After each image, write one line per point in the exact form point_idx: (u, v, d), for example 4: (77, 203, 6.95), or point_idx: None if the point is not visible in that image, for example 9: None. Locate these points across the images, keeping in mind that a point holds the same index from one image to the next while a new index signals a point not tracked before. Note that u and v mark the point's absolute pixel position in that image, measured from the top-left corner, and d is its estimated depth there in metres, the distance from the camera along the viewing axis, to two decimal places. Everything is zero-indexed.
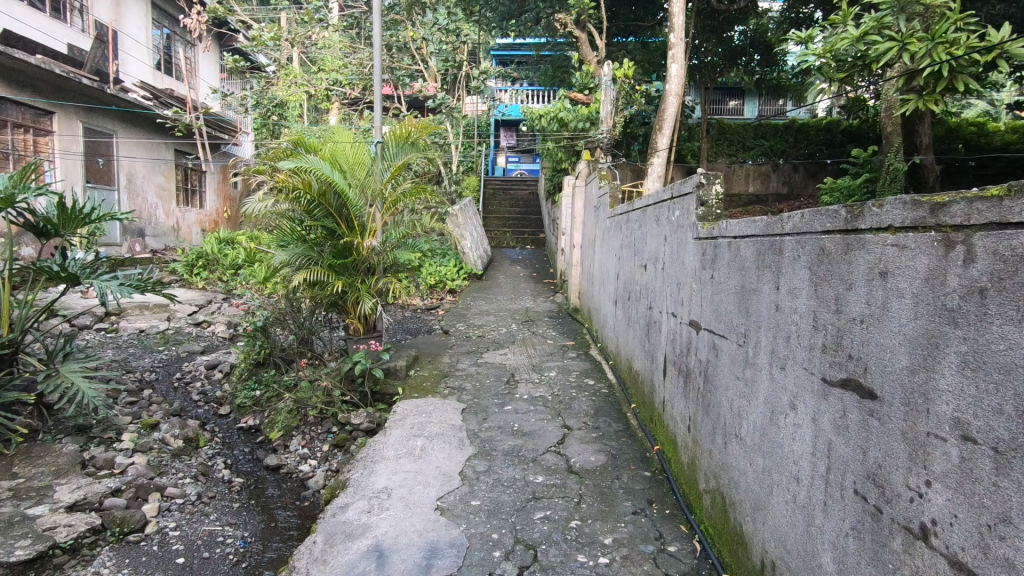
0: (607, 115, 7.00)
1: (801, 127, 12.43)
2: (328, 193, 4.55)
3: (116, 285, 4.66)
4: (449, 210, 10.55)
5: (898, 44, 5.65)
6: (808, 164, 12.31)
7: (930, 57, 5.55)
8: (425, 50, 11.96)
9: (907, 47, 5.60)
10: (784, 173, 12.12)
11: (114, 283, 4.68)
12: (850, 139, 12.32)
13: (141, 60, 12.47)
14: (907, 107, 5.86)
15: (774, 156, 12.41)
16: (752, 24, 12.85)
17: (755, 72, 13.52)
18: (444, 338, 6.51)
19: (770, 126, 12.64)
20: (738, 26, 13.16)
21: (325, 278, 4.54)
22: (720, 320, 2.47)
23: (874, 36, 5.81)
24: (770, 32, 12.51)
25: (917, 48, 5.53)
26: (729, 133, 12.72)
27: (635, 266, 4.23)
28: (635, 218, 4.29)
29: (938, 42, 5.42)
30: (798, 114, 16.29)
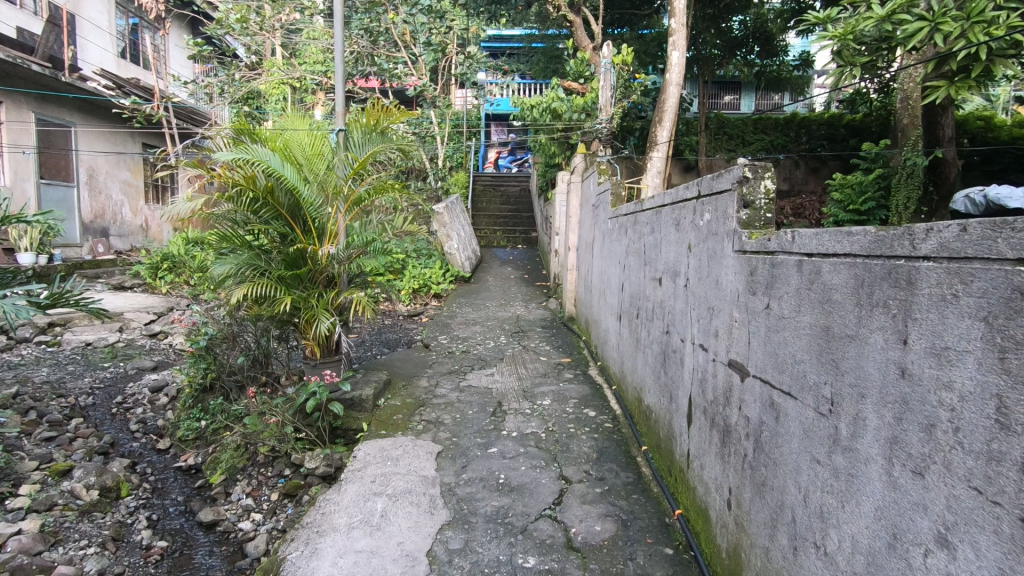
0: (608, 103, 6.25)
1: (803, 121, 11.80)
2: (275, 188, 3.81)
3: (9, 304, 3.82)
4: (434, 208, 9.82)
5: (930, 23, 4.79)
6: (810, 160, 11.65)
7: (965, 39, 4.71)
8: (407, 36, 11.12)
9: (939, 28, 4.74)
10: (785, 169, 11.40)
11: (7, 302, 3.83)
12: (853, 134, 11.57)
13: (103, 47, 11.61)
14: (937, 96, 5.05)
15: (774, 151, 11.69)
16: (752, 14, 12.15)
17: (754, 64, 12.89)
18: (424, 353, 5.77)
19: (771, 120, 12.00)
20: (737, 15, 12.41)
21: (274, 292, 3.81)
22: (782, 369, 1.76)
23: (902, 15, 5.01)
24: (770, 23, 11.88)
25: (951, 28, 4.67)
26: (728, 128, 12.06)
27: (646, 277, 3.53)
28: (645, 220, 3.59)
29: (975, 21, 4.59)
30: (797, 106, 15.62)
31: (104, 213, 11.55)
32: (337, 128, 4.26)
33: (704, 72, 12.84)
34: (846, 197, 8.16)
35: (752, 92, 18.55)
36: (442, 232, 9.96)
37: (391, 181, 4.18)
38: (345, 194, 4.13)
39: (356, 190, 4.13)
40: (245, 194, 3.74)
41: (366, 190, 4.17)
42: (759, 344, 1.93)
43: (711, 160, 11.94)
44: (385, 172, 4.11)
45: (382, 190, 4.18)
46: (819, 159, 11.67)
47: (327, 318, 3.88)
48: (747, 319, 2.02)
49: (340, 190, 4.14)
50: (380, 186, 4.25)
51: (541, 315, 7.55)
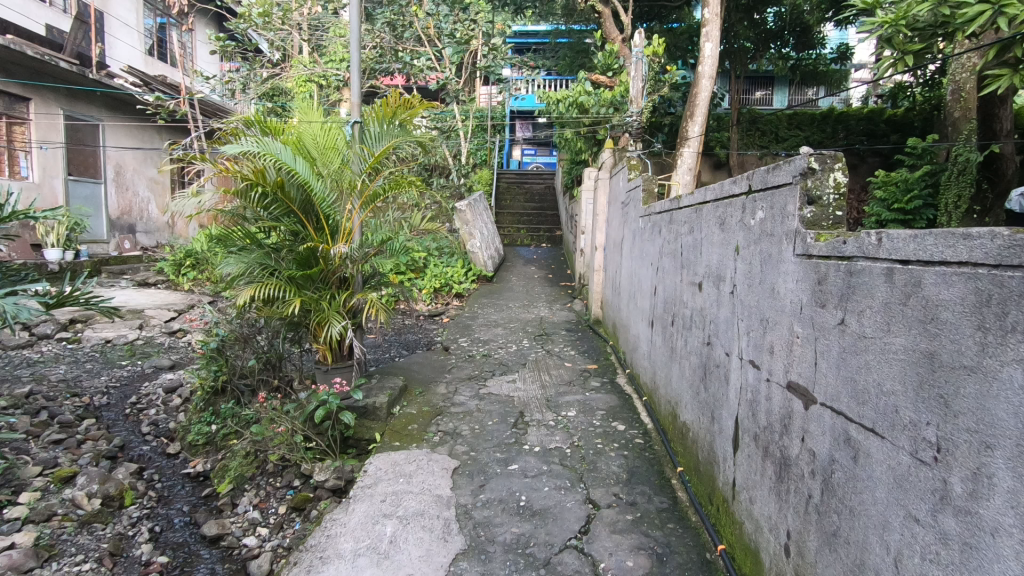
0: (640, 94, 5.89)
1: (840, 115, 11.25)
2: (285, 183, 3.61)
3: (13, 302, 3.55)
4: (457, 205, 9.60)
5: (993, 6, 4.20)
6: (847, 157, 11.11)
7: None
8: (431, 30, 10.89)
9: (1004, 11, 4.13)
10: None
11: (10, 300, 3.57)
12: (894, 129, 10.98)
13: (131, 44, 11.68)
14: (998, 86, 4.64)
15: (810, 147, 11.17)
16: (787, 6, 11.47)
17: (789, 57, 12.33)
18: (443, 357, 5.54)
19: (807, 115, 11.48)
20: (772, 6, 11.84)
21: (283, 293, 3.60)
22: (864, 399, 1.45)
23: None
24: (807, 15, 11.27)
25: (1017, 10, 4.04)
26: (761, 123, 11.58)
27: (682, 280, 3.22)
28: (682, 218, 3.28)
29: None
30: (834, 101, 15.00)
31: (131, 209, 11.63)
32: (352, 120, 4.03)
33: (736, 66, 12.33)
34: (891, 194, 7.53)
35: (786, 86, 17.88)
36: (464, 230, 9.73)
37: (409, 177, 3.92)
38: (360, 190, 3.88)
39: (372, 186, 3.87)
40: (255, 189, 3.54)
41: (382, 186, 3.91)
42: (829, 365, 1.63)
43: (743, 157, 11.46)
44: (402, 164, 3.85)
45: (399, 186, 3.92)
46: (859, 155, 11.11)
47: (338, 321, 3.63)
48: (813, 336, 1.72)
49: (355, 186, 3.90)
50: (397, 182, 3.98)
51: (566, 317, 7.26)
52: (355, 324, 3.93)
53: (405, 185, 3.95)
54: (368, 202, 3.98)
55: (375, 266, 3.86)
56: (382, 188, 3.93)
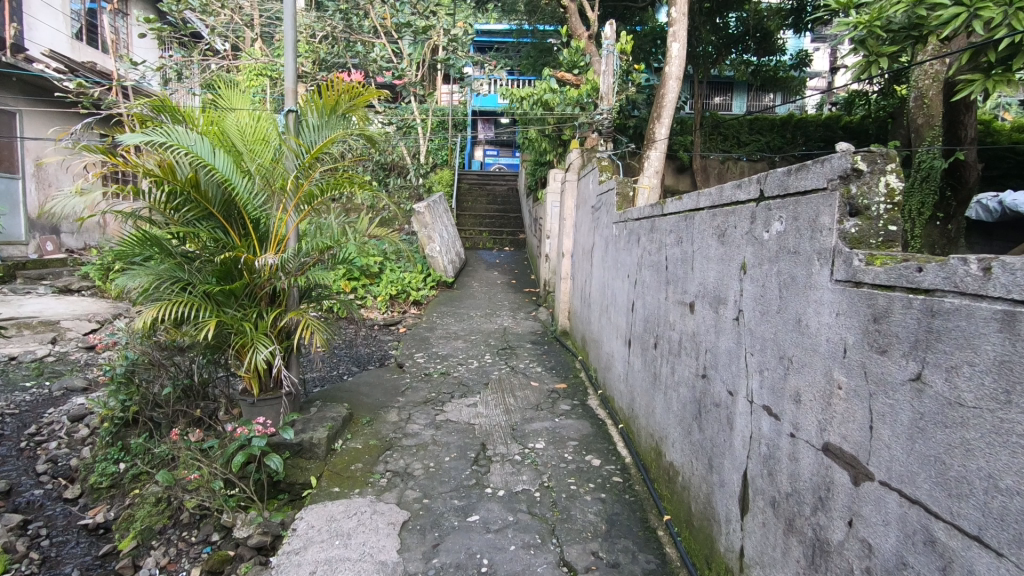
0: (611, 90, 5.48)
1: (799, 121, 11.21)
2: (200, 180, 3.02)
3: None
4: (415, 207, 9.05)
5: (968, 8, 3.85)
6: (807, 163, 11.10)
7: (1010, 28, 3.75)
8: (388, 20, 10.27)
9: (979, 15, 3.78)
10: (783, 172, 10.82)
11: None
12: (851, 136, 11.00)
13: (55, 27, 10.65)
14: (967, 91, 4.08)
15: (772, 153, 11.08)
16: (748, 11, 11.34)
17: (750, 63, 12.24)
18: (396, 376, 5.00)
19: (767, 120, 11.41)
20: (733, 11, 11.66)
21: (198, 312, 3.00)
22: (962, 492, 1.04)
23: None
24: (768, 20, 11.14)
25: (991, 14, 3.71)
26: (724, 127, 11.40)
27: (667, 297, 2.82)
28: (667, 226, 2.87)
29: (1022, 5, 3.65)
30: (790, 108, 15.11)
31: None
32: (285, 109, 3.45)
33: (699, 71, 12.16)
34: None
35: (745, 92, 17.99)
36: (423, 233, 9.17)
37: (350, 176, 3.36)
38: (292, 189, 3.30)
39: (307, 185, 3.31)
40: (162, 187, 2.94)
41: (318, 185, 3.35)
42: (895, 434, 1.21)
43: (706, 161, 11.24)
44: (344, 158, 3.28)
45: (339, 186, 3.36)
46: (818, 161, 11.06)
47: (265, 346, 3.02)
48: (868, 392, 1.30)
49: (285, 185, 3.31)
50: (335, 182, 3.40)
51: (531, 327, 6.81)
52: (286, 348, 3.34)
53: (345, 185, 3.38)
54: (305, 204, 3.41)
55: (310, 280, 3.28)
56: (319, 187, 3.36)
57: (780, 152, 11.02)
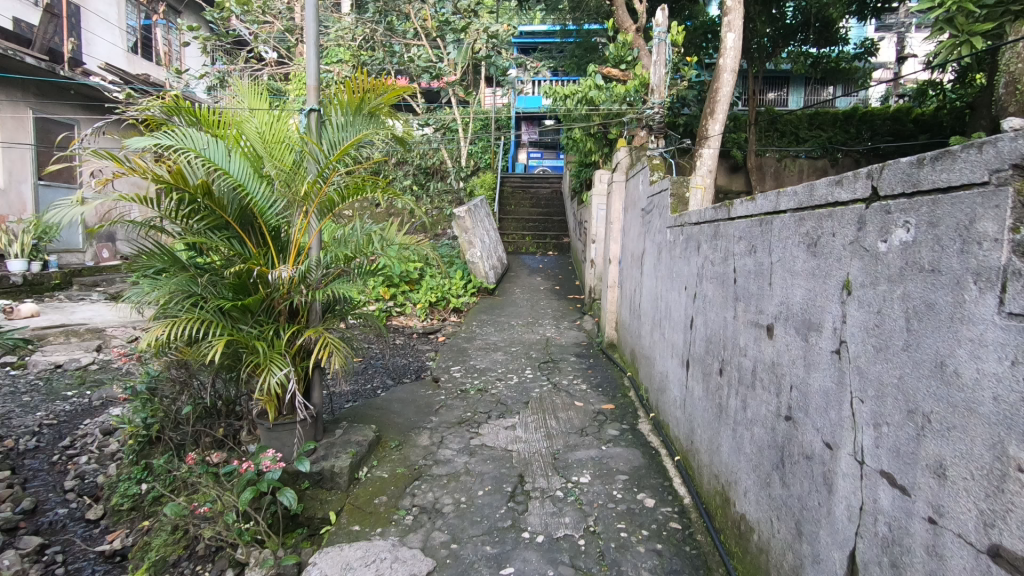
0: (663, 81, 5.01)
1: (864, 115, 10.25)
2: (213, 186, 2.79)
3: None
4: (455, 211, 8.79)
5: None
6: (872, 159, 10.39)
7: None
8: (429, 21, 10.07)
9: None
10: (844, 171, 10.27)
11: None
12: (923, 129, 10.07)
13: (111, 41, 10.98)
14: None
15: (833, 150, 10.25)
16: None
17: (810, 55, 11.39)
18: (431, 392, 4.70)
19: (830, 114, 10.40)
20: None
21: (210, 330, 2.76)
22: None
23: None
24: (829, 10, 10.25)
25: None
26: (781, 123, 10.60)
27: (735, 316, 2.40)
28: (736, 232, 2.43)
29: None
30: (854, 101, 14.14)
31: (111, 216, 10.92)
32: (306, 108, 3.21)
33: (754, 65, 11.46)
34: None
35: (802, 86, 16.97)
36: (463, 239, 8.89)
37: (373, 179, 3.08)
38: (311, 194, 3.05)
39: (327, 190, 3.04)
40: (171, 194, 2.72)
41: (340, 190, 3.08)
42: None
43: (762, 159, 10.59)
44: (367, 160, 3.00)
45: (362, 191, 3.07)
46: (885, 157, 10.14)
47: (280, 367, 2.76)
48: None
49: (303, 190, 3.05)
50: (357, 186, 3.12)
51: (575, 338, 6.41)
52: (306, 368, 3.07)
53: (369, 190, 3.10)
54: (326, 211, 3.15)
55: (331, 294, 3.01)
56: (341, 193, 3.09)
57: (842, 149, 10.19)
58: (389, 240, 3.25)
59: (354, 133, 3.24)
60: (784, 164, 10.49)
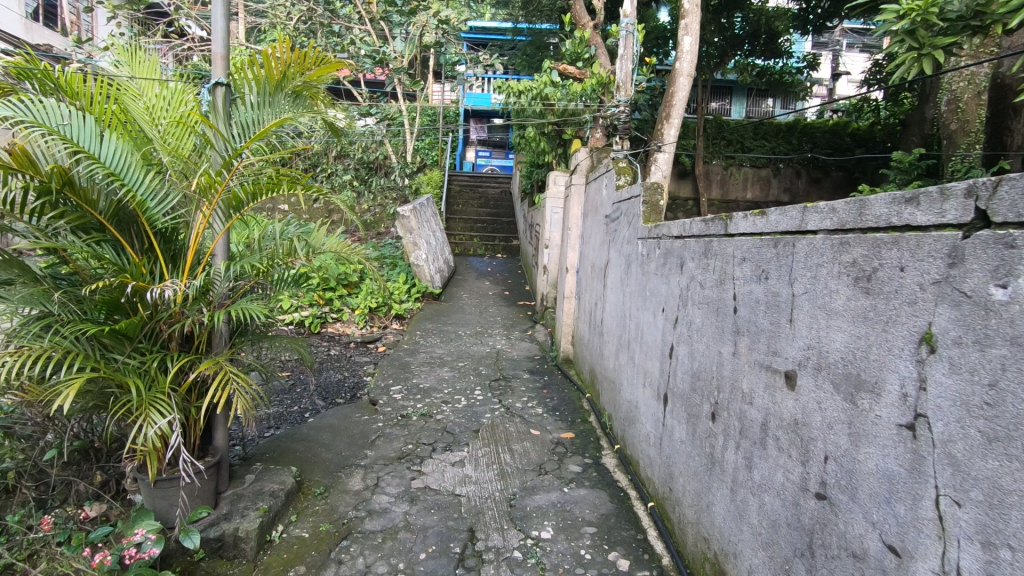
0: (630, 77, 4.52)
1: (806, 127, 10.18)
2: (77, 175, 2.14)
3: None
4: (399, 210, 8.16)
5: None
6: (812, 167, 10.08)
7: None
8: (373, 5, 9.40)
9: None
10: (785, 180, 9.96)
11: None
12: (859, 143, 9.96)
13: (6, 6, 9.64)
14: None
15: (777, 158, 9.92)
16: (753, 9, 10.35)
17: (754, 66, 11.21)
18: (367, 417, 4.13)
19: (773, 126, 10.32)
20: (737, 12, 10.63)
21: (65, 365, 2.08)
22: None
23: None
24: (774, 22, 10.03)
25: None
26: (727, 132, 10.43)
27: (736, 352, 2.00)
28: (738, 252, 2.02)
29: None
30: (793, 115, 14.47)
31: None
32: (210, 81, 2.59)
33: (704, 72, 11.35)
34: None
35: (744, 97, 17.23)
36: (407, 240, 8.29)
37: (291, 173, 2.48)
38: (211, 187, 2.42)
39: (233, 183, 2.44)
40: (14, 182, 2.04)
41: (251, 185, 2.47)
42: None
43: (709, 167, 10.17)
44: (287, 150, 2.40)
45: (279, 187, 2.48)
46: (823, 168, 9.95)
47: (162, 414, 2.11)
48: None
49: (200, 182, 2.41)
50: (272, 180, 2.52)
51: (527, 351, 5.97)
52: (201, 407, 2.42)
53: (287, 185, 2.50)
54: (235, 210, 2.54)
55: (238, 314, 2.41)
56: (253, 188, 2.49)
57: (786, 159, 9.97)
58: (314, 246, 2.68)
59: (272, 113, 2.64)
60: (729, 170, 10.12)
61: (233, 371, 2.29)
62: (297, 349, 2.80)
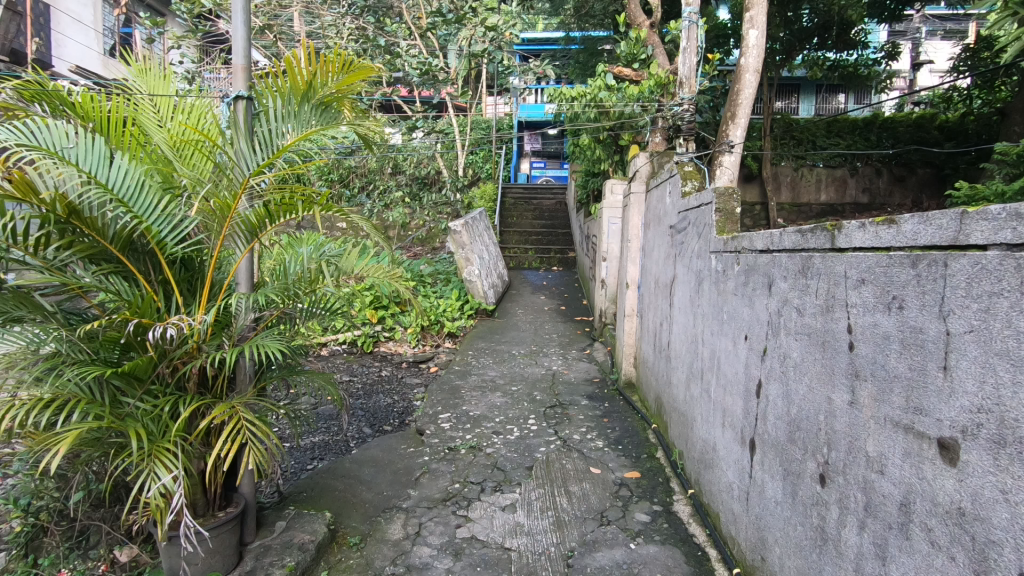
0: (694, 73, 4.07)
1: (886, 121, 9.28)
2: (84, 203, 1.96)
3: None
4: (450, 225, 7.94)
5: None
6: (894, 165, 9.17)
7: None
8: (423, 19, 9.36)
9: None
10: (863, 178, 9.09)
11: None
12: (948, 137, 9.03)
13: (87, 44, 10.26)
14: None
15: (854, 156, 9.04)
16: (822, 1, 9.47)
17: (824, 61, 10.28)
18: (413, 450, 3.85)
19: (847, 122, 9.53)
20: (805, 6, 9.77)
21: (67, 412, 1.88)
22: None
23: None
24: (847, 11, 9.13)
25: None
26: (797, 130, 9.54)
27: (853, 402, 1.55)
28: (855, 273, 1.57)
29: None
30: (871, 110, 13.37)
31: None
32: (230, 95, 2.40)
33: (771, 68, 10.61)
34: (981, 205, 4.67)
35: (812, 94, 16.15)
36: (459, 255, 8.05)
37: (312, 191, 2.26)
38: (224, 210, 2.23)
39: (250, 204, 2.23)
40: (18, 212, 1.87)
41: (271, 206, 2.27)
42: None
43: (777, 168, 9.25)
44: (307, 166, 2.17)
45: (298, 207, 2.26)
46: (908, 165, 9.07)
47: (168, 468, 1.89)
48: None
49: (214, 204, 2.22)
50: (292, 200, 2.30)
51: (585, 373, 5.55)
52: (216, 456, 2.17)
53: (306, 205, 2.29)
54: (255, 233, 2.34)
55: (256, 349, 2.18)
56: (272, 209, 2.28)
57: (864, 157, 9.13)
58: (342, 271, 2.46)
59: (296, 127, 2.44)
60: (799, 171, 9.21)
61: (249, 417, 2.04)
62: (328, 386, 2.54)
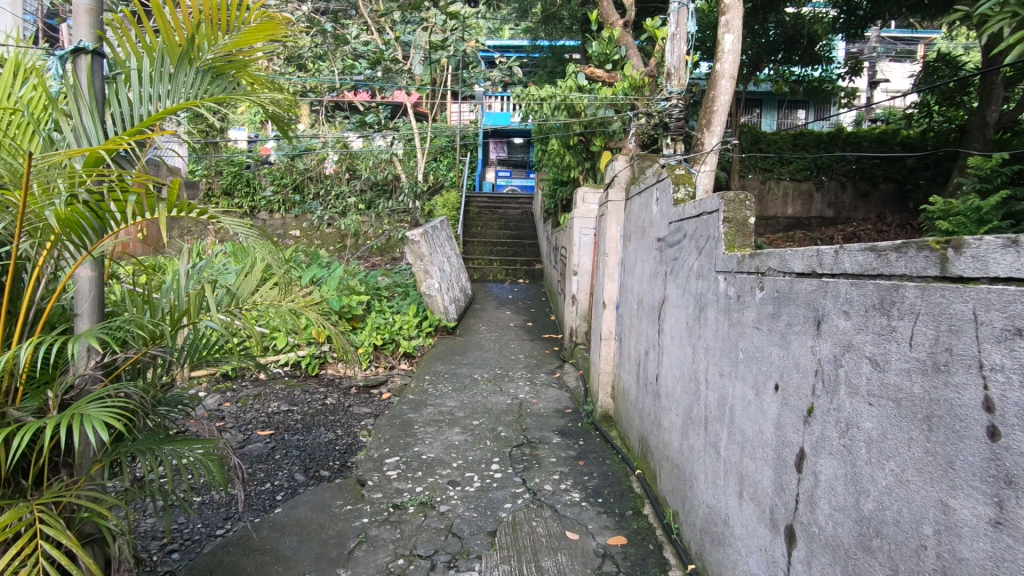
0: (683, 63, 3.59)
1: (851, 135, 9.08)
2: None
3: None
4: (408, 235, 7.27)
5: None
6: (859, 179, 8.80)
7: None
8: (382, 15, 8.76)
9: None
10: (829, 192, 8.66)
11: None
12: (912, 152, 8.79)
13: None
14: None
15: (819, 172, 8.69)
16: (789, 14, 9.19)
17: (791, 73, 10.05)
18: (351, 508, 3.16)
19: (813, 135, 9.31)
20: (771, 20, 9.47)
21: None
22: None
23: None
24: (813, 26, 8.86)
25: None
26: (765, 141, 9.26)
27: (1005, 527, 0.97)
28: (1004, 324, 0.99)
29: None
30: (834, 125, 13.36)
31: None
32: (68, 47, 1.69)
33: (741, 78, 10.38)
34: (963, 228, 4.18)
35: (774, 109, 16.17)
36: (418, 267, 7.34)
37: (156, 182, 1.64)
38: (25, 207, 1.60)
39: (56, 201, 1.57)
40: None
41: (96, 201, 1.65)
42: None
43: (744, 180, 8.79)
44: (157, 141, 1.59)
45: (136, 203, 1.65)
46: (870, 179, 8.68)
47: None
48: None
49: (5, 196, 1.57)
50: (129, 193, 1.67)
51: (556, 402, 4.95)
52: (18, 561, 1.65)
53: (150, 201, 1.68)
54: (82, 240, 1.72)
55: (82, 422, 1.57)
56: (101, 206, 1.67)
57: (829, 170, 8.77)
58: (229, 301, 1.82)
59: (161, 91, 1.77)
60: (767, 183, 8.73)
61: (54, 535, 1.49)
62: (217, 463, 1.92)
